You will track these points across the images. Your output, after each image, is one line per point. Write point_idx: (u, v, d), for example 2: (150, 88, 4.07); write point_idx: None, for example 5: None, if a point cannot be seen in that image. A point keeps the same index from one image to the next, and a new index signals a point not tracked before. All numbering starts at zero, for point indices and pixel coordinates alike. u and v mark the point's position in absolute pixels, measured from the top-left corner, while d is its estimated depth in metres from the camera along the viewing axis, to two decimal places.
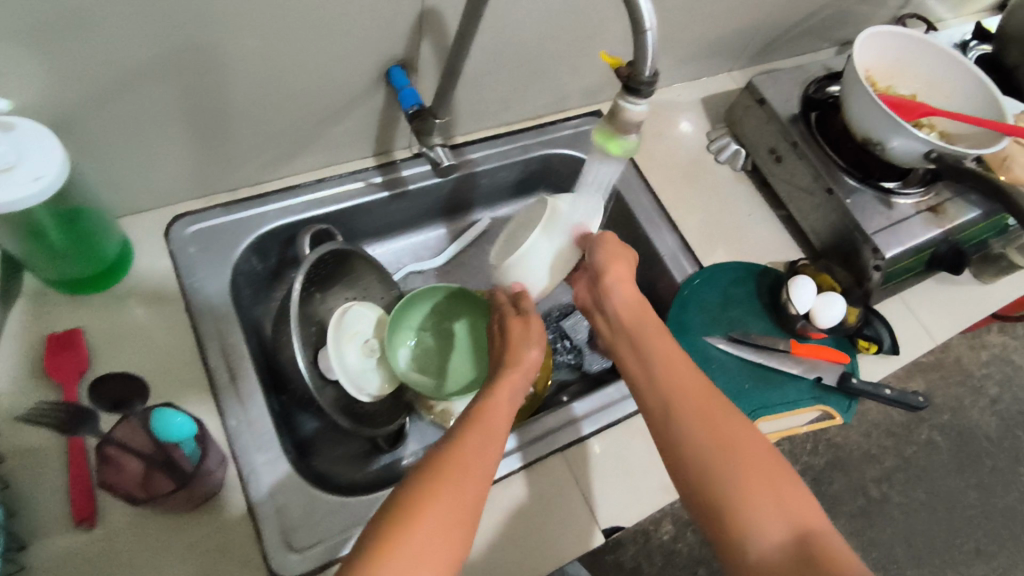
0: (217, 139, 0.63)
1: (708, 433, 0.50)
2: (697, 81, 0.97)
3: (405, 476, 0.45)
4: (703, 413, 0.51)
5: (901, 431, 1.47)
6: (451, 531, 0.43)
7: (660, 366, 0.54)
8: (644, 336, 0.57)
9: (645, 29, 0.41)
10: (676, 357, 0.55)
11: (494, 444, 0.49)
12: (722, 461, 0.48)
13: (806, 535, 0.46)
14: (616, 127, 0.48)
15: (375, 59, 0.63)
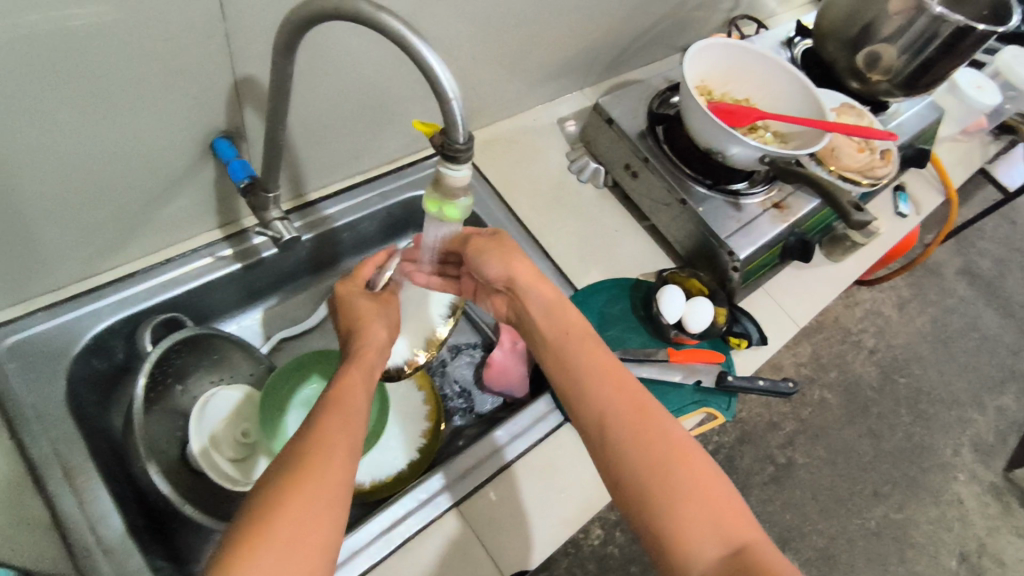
0: (22, 242, 0.57)
1: (632, 425, 0.51)
2: (553, 102, 0.99)
3: (267, 473, 0.43)
4: (630, 403, 0.53)
5: (797, 396, 1.57)
6: (321, 506, 0.42)
7: (586, 364, 0.56)
8: (567, 339, 0.58)
9: (448, 100, 0.41)
10: (607, 360, 0.56)
11: (355, 426, 0.48)
12: (643, 444, 0.50)
13: (727, 521, 0.48)
14: (444, 191, 0.47)
15: (194, 134, 0.59)
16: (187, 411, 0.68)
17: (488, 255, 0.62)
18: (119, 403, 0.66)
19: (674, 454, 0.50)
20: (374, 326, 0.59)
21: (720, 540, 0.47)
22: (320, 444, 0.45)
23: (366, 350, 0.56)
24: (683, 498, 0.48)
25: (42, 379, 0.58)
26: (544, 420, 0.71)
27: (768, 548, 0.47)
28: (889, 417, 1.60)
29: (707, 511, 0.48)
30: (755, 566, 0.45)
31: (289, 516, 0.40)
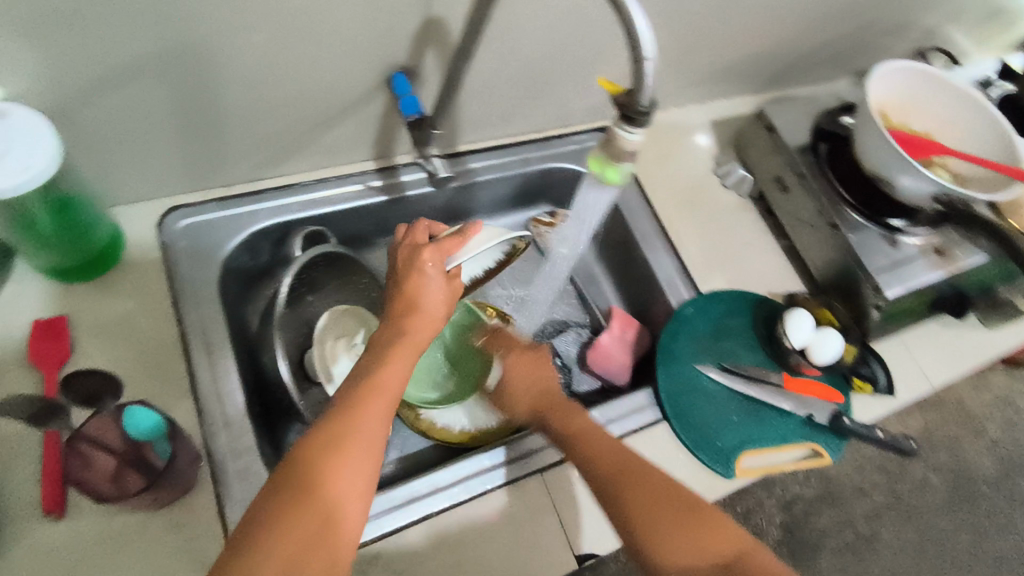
0: (212, 136, 0.63)
1: (630, 494, 0.54)
2: (711, 103, 0.95)
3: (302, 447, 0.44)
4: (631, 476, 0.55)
5: (895, 469, 1.44)
6: (353, 490, 0.43)
7: (590, 443, 0.59)
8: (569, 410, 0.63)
9: (644, 59, 0.40)
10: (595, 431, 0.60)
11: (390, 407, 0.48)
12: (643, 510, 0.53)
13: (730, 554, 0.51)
14: (610, 153, 0.46)
15: (377, 65, 0.62)
16: (310, 322, 0.72)
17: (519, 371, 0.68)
18: (255, 300, 0.71)
19: (675, 510, 0.53)
20: (426, 299, 0.53)
21: (705, 558, 0.51)
22: (349, 436, 0.44)
23: (420, 323, 0.52)
24: (660, 522, 0.52)
25: (202, 261, 0.64)
26: (640, 413, 0.70)
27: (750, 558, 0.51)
28: (997, 518, 1.43)
29: (689, 532, 0.52)
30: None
31: (320, 501, 0.42)
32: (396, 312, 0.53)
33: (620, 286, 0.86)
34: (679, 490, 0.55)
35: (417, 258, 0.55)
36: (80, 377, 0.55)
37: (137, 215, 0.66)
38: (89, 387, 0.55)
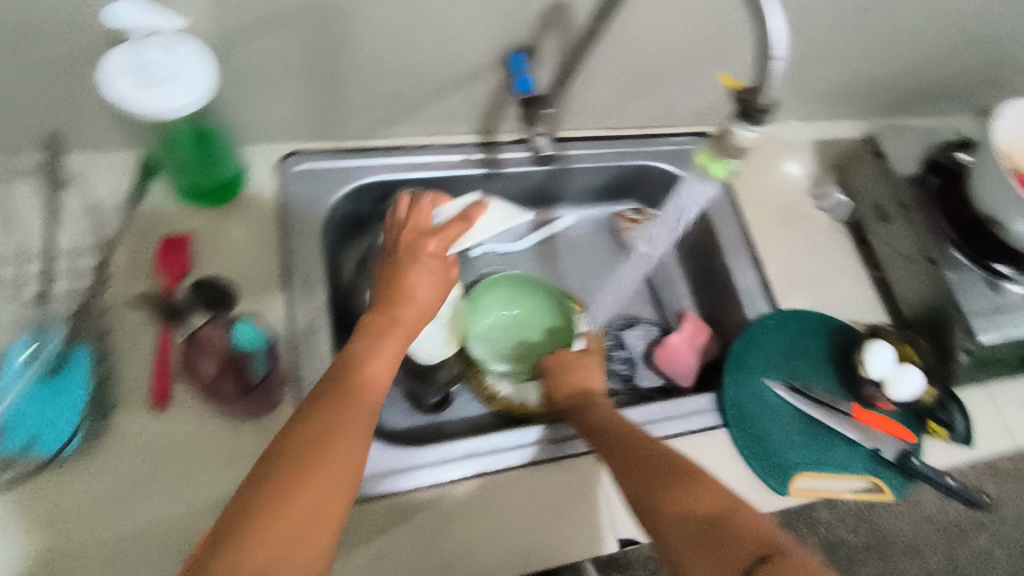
0: (339, 90, 0.67)
1: (634, 467, 0.53)
2: (818, 123, 0.93)
3: (272, 453, 0.44)
4: (635, 455, 0.54)
5: None
6: (330, 492, 0.44)
7: (609, 423, 0.59)
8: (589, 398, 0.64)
9: (773, 57, 0.41)
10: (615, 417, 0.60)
11: (366, 410, 0.49)
12: (646, 487, 0.51)
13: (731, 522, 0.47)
14: (721, 149, 0.48)
15: (501, 41, 0.65)
16: None
17: (570, 367, 0.67)
18: (350, 250, 0.75)
19: (670, 478, 0.51)
20: (419, 296, 0.57)
21: (694, 512, 0.48)
22: (333, 430, 0.46)
23: (404, 318, 0.55)
24: (651, 483, 0.51)
25: (310, 204, 0.69)
26: (699, 416, 0.70)
27: (744, 514, 0.47)
28: None
29: (675, 491, 0.50)
30: (730, 534, 0.46)
31: (298, 500, 0.42)
32: (382, 303, 0.56)
33: (697, 291, 0.86)
34: (672, 458, 0.53)
35: (420, 248, 0.60)
36: (200, 286, 0.60)
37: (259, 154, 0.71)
38: (209, 293, 0.61)
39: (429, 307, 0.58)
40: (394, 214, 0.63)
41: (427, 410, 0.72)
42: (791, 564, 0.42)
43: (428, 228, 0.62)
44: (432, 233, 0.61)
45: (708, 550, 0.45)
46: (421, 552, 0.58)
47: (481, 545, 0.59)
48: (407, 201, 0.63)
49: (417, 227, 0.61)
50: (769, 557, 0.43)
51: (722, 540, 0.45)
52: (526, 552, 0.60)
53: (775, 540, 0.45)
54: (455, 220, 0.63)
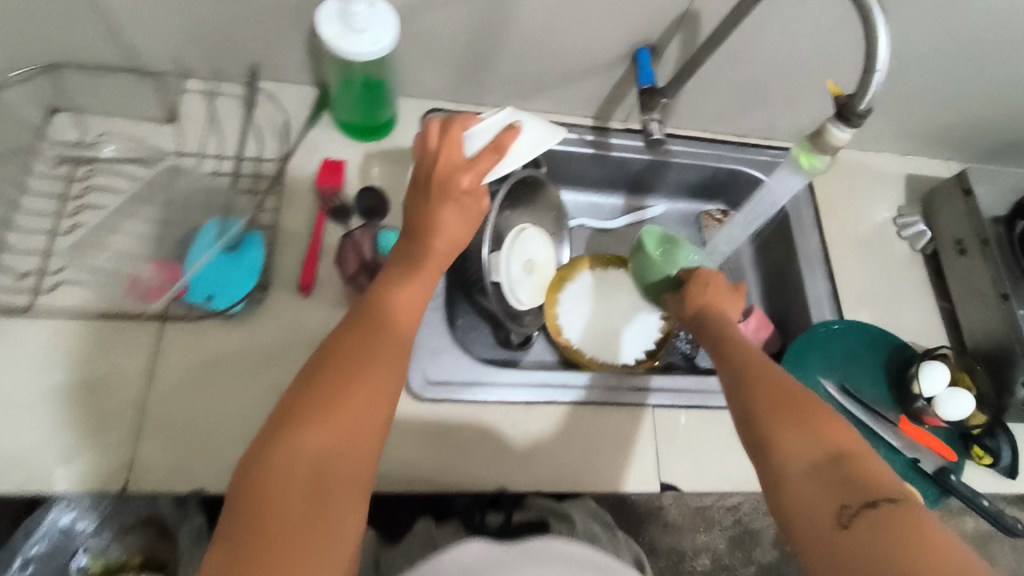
0: (485, 62, 0.78)
1: (773, 393, 0.56)
2: (911, 158, 0.97)
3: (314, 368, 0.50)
4: (775, 384, 0.57)
5: None
6: (368, 403, 0.48)
7: (746, 348, 0.62)
8: (716, 317, 0.68)
9: (874, 70, 0.49)
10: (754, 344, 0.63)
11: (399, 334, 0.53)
12: (781, 414, 0.54)
13: (850, 464, 0.51)
14: (815, 145, 0.55)
15: (633, 38, 0.74)
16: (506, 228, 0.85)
17: (710, 290, 0.71)
18: None
19: (806, 413, 0.54)
20: (449, 224, 0.59)
21: (818, 445, 0.52)
22: (370, 343, 0.51)
23: (434, 250, 0.59)
24: (786, 411, 0.54)
25: None
26: None
27: (866, 460, 0.52)
28: None
29: (801, 421, 0.54)
30: (851, 472, 0.50)
31: (341, 412, 0.47)
32: (415, 231, 0.59)
33: (768, 294, 0.92)
34: (806, 396, 0.56)
35: (453, 184, 0.59)
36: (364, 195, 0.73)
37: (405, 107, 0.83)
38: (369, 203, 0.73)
39: (455, 240, 0.60)
40: (424, 139, 0.61)
41: (510, 347, 0.82)
42: (914, 510, 0.47)
43: (460, 160, 0.60)
44: (464, 166, 0.60)
45: (825, 479, 0.50)
46: (494, 456, 0.67)
47: (543, 462, 0.68)
48: (438, 123, 0.61)
49: (450, 158, 0.59)
50: (893, 502, 0.47)
51: (842, 475, 0.50)
52: (581, 477, 0.68)
53: (897, 486, 0.49)
54: (489, 150, 0.61)
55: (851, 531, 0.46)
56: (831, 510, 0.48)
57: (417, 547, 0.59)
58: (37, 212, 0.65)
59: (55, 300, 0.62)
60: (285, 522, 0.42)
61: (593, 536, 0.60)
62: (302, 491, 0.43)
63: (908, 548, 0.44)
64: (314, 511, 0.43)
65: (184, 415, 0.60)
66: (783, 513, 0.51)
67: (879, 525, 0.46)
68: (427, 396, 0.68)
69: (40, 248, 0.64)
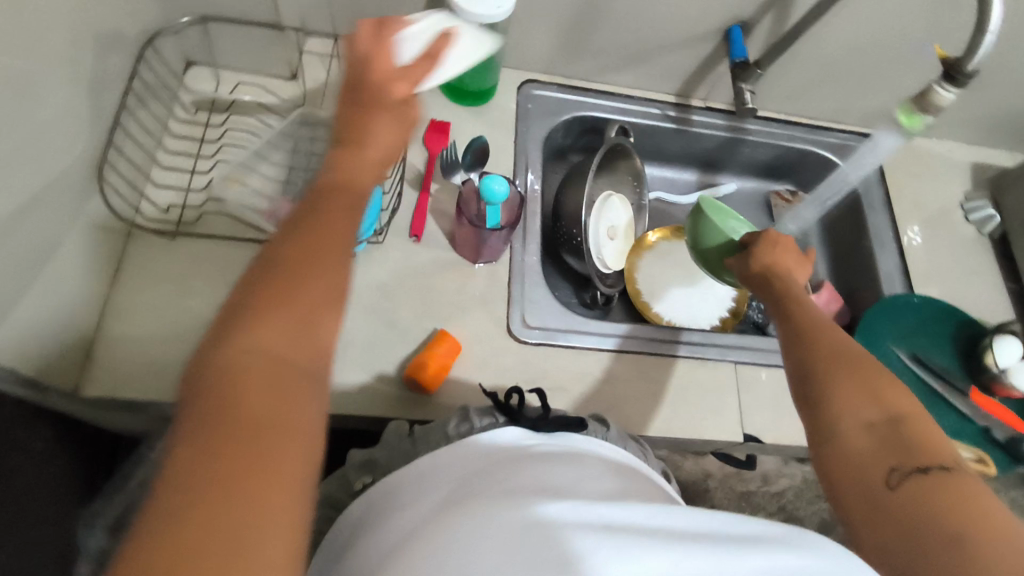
0: (584, 36, 0.83)
1: (828, 355, 0.55)
2: (978, 147, 1.01)
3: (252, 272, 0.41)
4: (831, 347, 0.55)
5: None
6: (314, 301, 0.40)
7: (802, 312, 0.61)
8: (776, 279, 0.66)
9: (986, 31, 0.53)
10: (813, 308, 0.62)
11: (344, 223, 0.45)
12: (834, 374, 0.53)
13: (905, 427, 0.49)
14: (918, 106, 0.60)
15: (727, 14, 0.79)
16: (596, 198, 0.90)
17: (770, 248, 0.70)
18: (552, 170, 0.91)
19: (863, 375, 0.52)
20: (377, 131, 0.51)
21: (877, 406, 0.50)
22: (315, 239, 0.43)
23: (363, 161, 0.49)
24: (837, 370, 0.53)
25: (536, 123, 0.85)
26: None
27: (925, 424, 0.49)
28: None
29: (860, 380, 0.52)
30: (909, 434, 0.48)
31: (284, 313, 0.39)
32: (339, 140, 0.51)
33: (836, 271, 0.95)
34: (866, 356, 0.54)
35: (386, 91, 0.52)
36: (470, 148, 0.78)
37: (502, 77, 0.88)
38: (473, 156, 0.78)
39: (388, 152, 0.52)
40: (354, 43, 0.54)
41: (595, 306, 0.85)
42: (967, 480, 0.45)
43: (392, 68, 0.54)
44: (398, 72, 0.54)
45: (877, 442, 0.48)
46: (587, 397, 0.71)
47: (632, 406, 0.72)
48: (371, 24, 0.55)
49: (380, 64, 0.53)
50: (947, 469, 0.46)
51: (898, 438, 0.48)
52: (670, 422, 0.72)
53: (953, 454, 0.47)
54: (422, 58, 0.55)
55: (899, 499, 0.45)
56: (880, 473, 0.47)
57: (454, 423, 0.56)
58: (182, 152, 0.72)
59: (194, 229, 0.68)
60: (254, 417, 0.34)
61: (624, 440, 0.59)
62: (270, 384, 0.36)
63: (953, 512, 0.43)
64: (285, 408, 0.36)
65: None
66: (833, 476, 0.49)
67: (932, 491, 0.44)
68: (527, 339, 0.72)
69: (180, 184, 0.71)
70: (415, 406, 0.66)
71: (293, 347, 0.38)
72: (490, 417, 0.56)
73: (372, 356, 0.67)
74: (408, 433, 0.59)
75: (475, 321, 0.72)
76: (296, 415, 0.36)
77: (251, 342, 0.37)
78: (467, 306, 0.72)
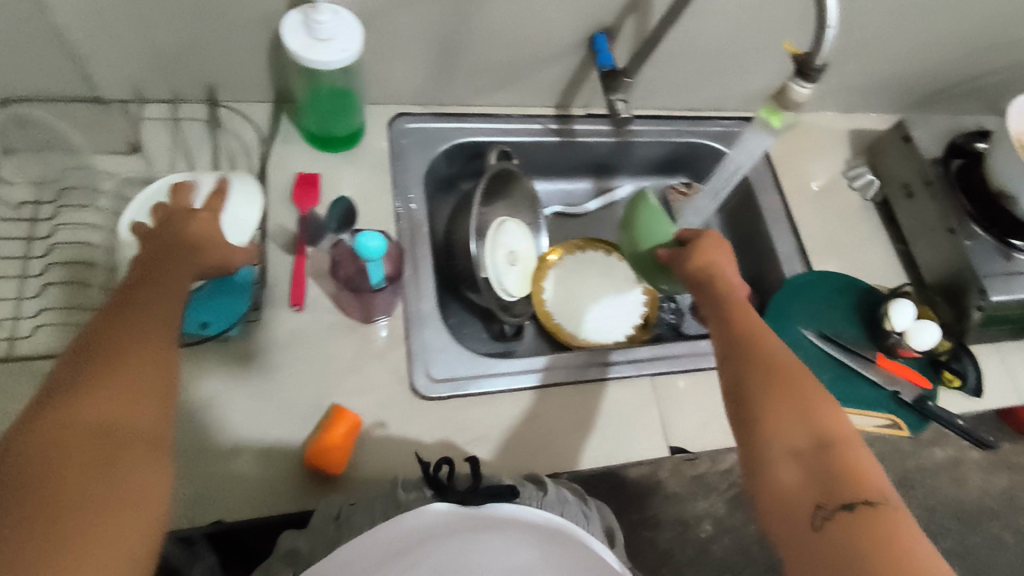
0: (450, 62, 0.79)
1: (762, 377, 0.56)
2: (852, 115, 1.04)
3: (81, 351, 0.45)
4: (765, 369, 0.56)
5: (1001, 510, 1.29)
6: (144, 380, 0.45)
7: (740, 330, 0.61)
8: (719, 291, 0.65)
9: (827, 26, 0.52)
10: (754, 324, 0.62)
11: (169, 304, 0.50)
12: (768, 398, 0.54)
13: (836, 457, 0.50)
14: (779, 104, 0.59)
15: (589, 23, 0.77)
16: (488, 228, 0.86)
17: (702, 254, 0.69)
18: (442, 203, 0.87)
19: (796, 402, 0.54)
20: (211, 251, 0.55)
21: (806, 431, 0.51)
22: (141, 321, 0.47)
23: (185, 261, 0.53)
24: (769, 397, 0.54)
25: (415, 159, 0.81)
26: None
27: (858, 455, 0.50)
28: None
29: (791, 407, 0.53)
30: (834, 461, 0.49)
31: (107, 389, 0.43)
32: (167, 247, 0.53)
33: (739, 257, 0.96)
34: (805, 382, 0.55)
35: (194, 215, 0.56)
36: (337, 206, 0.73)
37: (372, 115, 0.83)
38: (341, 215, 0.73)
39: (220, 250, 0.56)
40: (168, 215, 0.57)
41: (506, 339, 0.82)
42: (893, 514, 0.46)
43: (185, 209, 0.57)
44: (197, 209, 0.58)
45: (806, 475, 0.49)
46: (505, 444, 0.67)
47: (554, 443, 0.69)
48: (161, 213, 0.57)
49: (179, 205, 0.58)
50: (873, 504, 0.46)
51: (823, 466, 0.49)
52: (593, 450, 0.69)
53: (881, 488, 0.47)
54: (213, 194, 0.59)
55: (822, 530, 0.46)
56: (806, 510, 0.47)
57: (380, 507, 0.54)
58: (5, 256, 0.63)
59: (35, 344, 0.60)
60: (67, 495, 0.38)
61: (563, 502, 0.58)
62: (88, 454, 0.40)
63: (875, 553, 0.43)
64: (98, 481, 0.40)
65: (188, 440, 0.61)
66: (762, 502, 0.51)
67: (853, 529, 0.45)
68: (433, 395, 0.68)
69: (9, 293, 0.62)
70: (321, 493, 0.61)
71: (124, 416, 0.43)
72: (417, 491, 0.54)
73: (266, 444, 0.62)
74: (336, 516, 0.55)
75: (377, 386, 0.67)
76: (119, 486, 0.40)
77: (77, 410, 0.41)
78: (367, 369, 0.68)
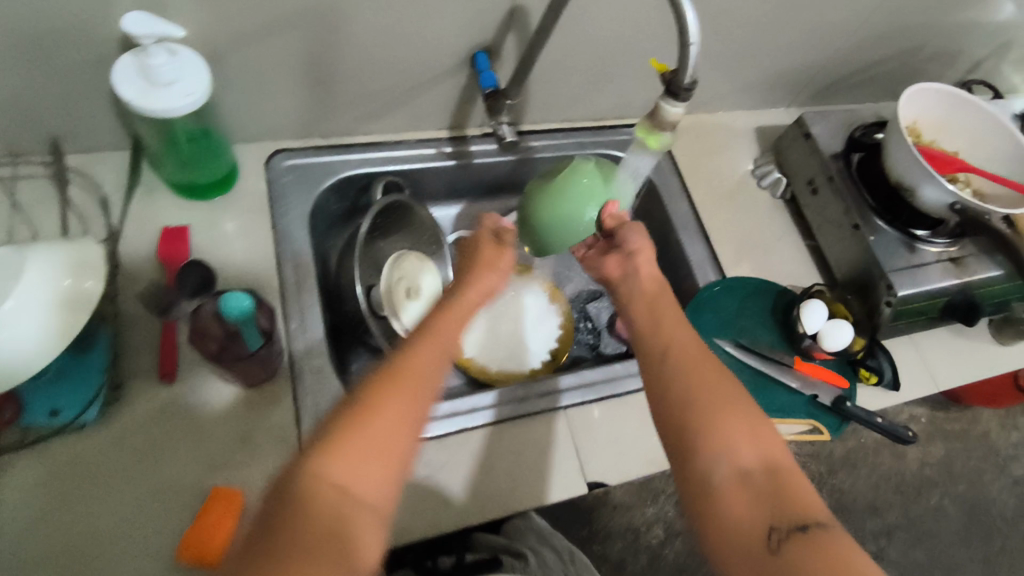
0: (323, 93, 0.74)
1: (699, 382, 0.51)
2: (757, 111, 1.03)
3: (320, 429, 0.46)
4: (700, 373, 0.52)
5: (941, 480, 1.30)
6: (374, 450, 0.45)
7: (673, 329, 0.56)
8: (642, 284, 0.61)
9: (689, 43, 0.49)
10: (679, 320, 0.57)
11: (426, 383, 0.49)
12: (708, 406, 0.50)
13: (781, 477, 0.47)
14: (654, 124, 0.56)
15: (466, 43, 0.72)
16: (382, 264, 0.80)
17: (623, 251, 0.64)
18: (335, 239, 0.82)
19: (733, 411, 0.50)
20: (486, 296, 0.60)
21: (751, 450, 0.48)
22: (379, 398, 0.47)
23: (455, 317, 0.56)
24: (711, 410, 0.49)
25: (296, 198, 0.75)
26: None
27: (793, 473, 0.48)
28: None
29: (731, 417, 0.49)
30: (778, 484, 0.47)
31: (337, 464, 0.43)
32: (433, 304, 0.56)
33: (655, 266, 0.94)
34: (738, 388, 0.52)
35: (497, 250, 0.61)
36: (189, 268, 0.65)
37: (247, 154, 0.77)
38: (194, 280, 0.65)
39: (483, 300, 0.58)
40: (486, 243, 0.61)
41: None
42: (839, 536, 0.44)
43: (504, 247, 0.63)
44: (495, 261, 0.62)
45: (754, 499, 0.46)
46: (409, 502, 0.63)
47: (463, 493, 0.65)
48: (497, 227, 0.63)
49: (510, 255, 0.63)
50: (819, 527, 0.44)
51: (772, 491, 0.46)
52: (506, 497, 0.66)
53: (822, 508, 0.46)
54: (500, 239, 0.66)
55: (780, 558, 0.43)
56: (759, 533, 0.45)
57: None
58: None
59: None
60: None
61: None
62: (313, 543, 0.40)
63: None
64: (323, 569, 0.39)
65: (46, 547, 0.54)
66: (707, 528, 0.47)
67: (811, 554, 0.43)
68: None
69: None
70: None
71: (359, 489, 0.43)
72: None
73: (137, 540, 0.56)
74: None
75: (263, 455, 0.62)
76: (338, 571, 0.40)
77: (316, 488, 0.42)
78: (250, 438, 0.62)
